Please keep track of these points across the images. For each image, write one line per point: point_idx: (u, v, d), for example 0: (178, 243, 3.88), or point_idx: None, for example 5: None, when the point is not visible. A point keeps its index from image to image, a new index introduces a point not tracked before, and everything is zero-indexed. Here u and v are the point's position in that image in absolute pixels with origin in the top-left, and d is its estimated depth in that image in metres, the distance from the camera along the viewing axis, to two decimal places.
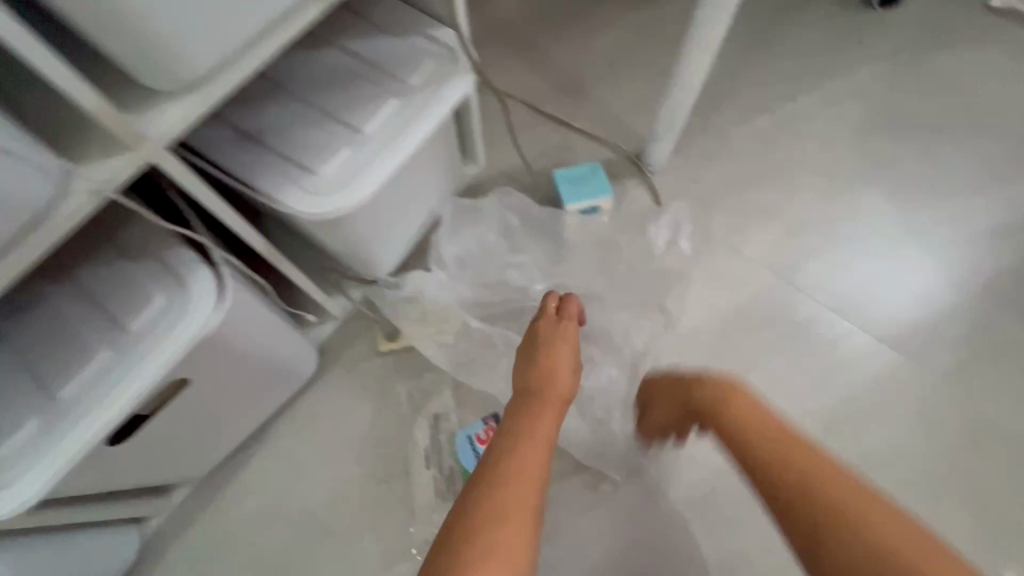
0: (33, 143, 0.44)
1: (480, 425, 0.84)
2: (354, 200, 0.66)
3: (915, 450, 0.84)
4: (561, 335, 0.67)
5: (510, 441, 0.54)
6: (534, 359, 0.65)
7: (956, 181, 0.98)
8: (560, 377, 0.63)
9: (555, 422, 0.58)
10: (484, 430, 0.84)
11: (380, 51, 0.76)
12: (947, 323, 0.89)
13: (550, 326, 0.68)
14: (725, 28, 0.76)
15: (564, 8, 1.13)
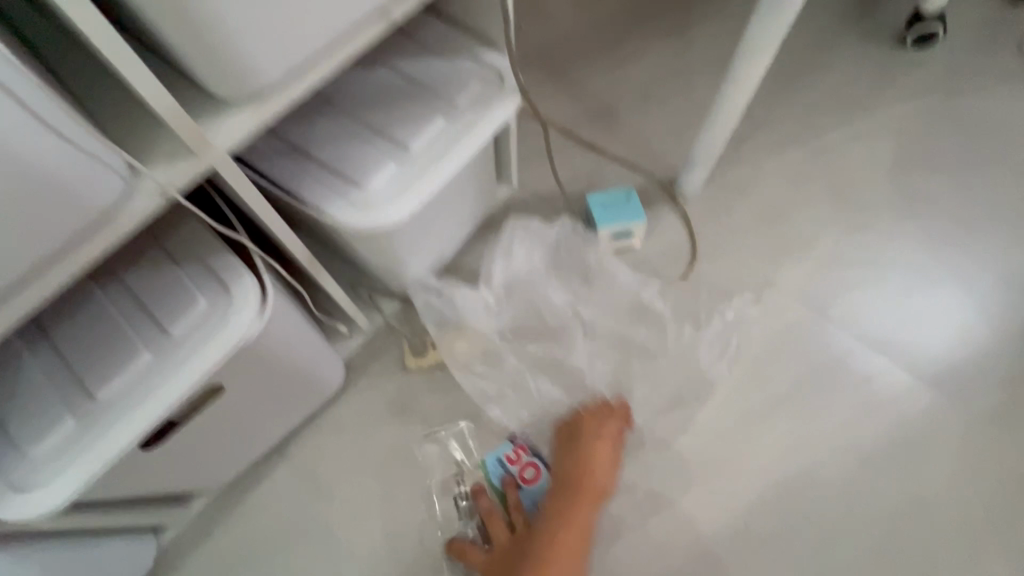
0: (102, 141, 0.43)
1: (508, 445, 0.85)
2: (401, 215, 0.64)
3: (957, 495, 0.80)
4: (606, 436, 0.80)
5: (552, 544, 0.72)
6: (579, 452, 0.79)
7: (992, 221, 0.98)
8: (598, 474, 0.78)
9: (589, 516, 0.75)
10: (513, 450, 0.84)
11: (424, 62, 0.73)
12: (987, 363, 0.87)
13: (596, 435, 0.80)
14: (767, 61, 0.77)
15: (602, 42, 1.19)
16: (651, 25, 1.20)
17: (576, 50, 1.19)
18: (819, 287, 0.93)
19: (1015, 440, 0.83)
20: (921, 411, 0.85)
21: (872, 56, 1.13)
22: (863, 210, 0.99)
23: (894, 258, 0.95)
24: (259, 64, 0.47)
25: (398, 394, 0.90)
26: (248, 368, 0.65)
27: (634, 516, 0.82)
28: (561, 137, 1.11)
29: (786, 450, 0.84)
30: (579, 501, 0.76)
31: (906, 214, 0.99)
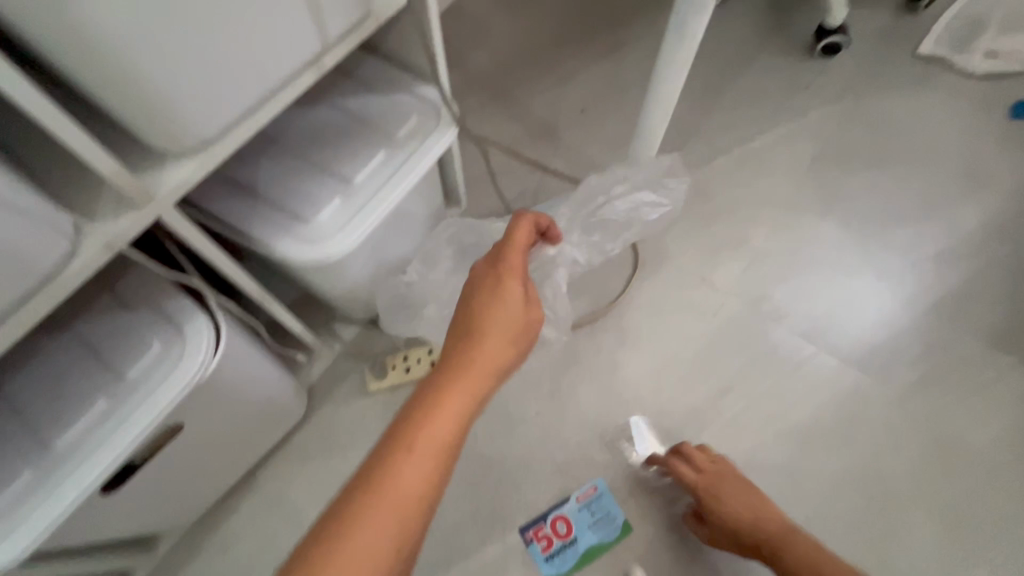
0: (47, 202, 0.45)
1: (535, 542, 0.85)
2: (346, 248, 0.67)
3: (883, 466, 0.88)
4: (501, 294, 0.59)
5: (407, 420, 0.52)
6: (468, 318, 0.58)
7: (901, 210, 1.07)
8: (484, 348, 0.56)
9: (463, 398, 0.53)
10: (541, 540, 0.85)
11: (362, 99, 0.77)
12: (902, 341, 0.96)
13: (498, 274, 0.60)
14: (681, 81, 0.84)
15: (539, 65, 1.26)
16: (585, 45, 1.27)
17: (515, 73, 1.25)
18: (752, 283, 1.01)
19: (934, 408, 0.91)
20: (848, 390, 0.92)
21: (786, 67, 1.23)
22: (788, 208, 1.08)
23: (819, 251, 1.03)
24: (196, 118, 0.50)
25: (362, 416, 0.92)
26: (207, 406, 0.67)
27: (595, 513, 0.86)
28: (506, 157, 1.16)
29: (731, 437, 0.90)
30: (486, 285, 0.59)
31: (827, 210, 1.08)
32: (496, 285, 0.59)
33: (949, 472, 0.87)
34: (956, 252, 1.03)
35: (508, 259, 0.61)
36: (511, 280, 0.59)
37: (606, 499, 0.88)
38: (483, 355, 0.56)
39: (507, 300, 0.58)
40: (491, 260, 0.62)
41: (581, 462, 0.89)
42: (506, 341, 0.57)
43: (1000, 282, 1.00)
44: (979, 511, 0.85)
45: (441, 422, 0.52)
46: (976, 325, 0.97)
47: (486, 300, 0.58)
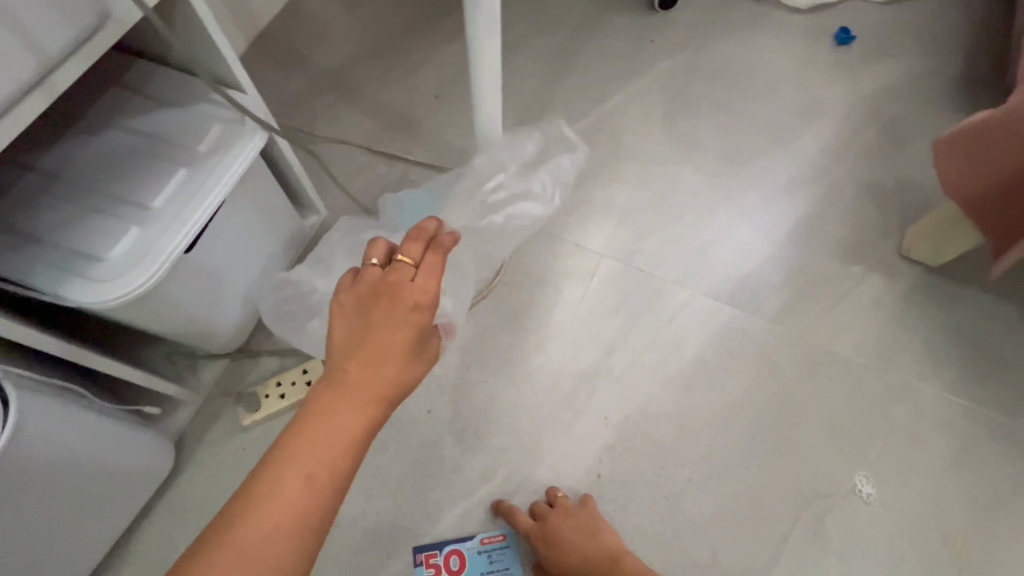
0: None
1: (422, 569, 0.81)
2: (148, 282, 0.61)
3: (762, 392, 0.92)
4: (398, 322, 0.53)
5: (289, 453, 0.48)
6: (362, 339, 0.52)
7: (751, 147, 1.12)
8: (376, 376, 0.51)
9: (353, 432, 0.50)
10: (429, 567, 0.81)
11: (152, 115, 0.70)
12: (766, 270, 1.00)
13: (406, 299, 0.54)
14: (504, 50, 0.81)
15: (385, 56, 1.21)
16: (430, 29, 1.23)
17: (362, 67, 1.20)
18: (623, 242, 1.02)
19: (801, 329, 0.96)
20: (725, 328, 0.95)
21: (630, 24, 1.24)
22: (649, 163, 1.09)
23: (681, 198, 1.06)
24: None
25: (240, 455, 0.86)
26: (14, 490, 0.59)
27: (498, 499, 0.85)
28: (364, 154, 1.11)
29: (622, 394, 0.91)
30: (391, 312, 0.53)
31: (684, 158, 1.10)
32: (401, 319, 0.53)
33: (822, 384, 0.92)
34: (803, 178, 1.08)
35: (415, 292, 0.54)
36: (418, 316, 0.53)
37: (512, 549, 0.83)
38: (377, 380, 0.51)
39: (411, 340, 0.53)
40: (398, 289, 0.54)
41: (479, 453, 0.88)
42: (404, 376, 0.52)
43: (845, 201, 1.06)
44: (851, 414, 0.91)
45: (325, 457, 0.48)
46: (829, 244, 1.02)
47: (387, 338, 0.52)
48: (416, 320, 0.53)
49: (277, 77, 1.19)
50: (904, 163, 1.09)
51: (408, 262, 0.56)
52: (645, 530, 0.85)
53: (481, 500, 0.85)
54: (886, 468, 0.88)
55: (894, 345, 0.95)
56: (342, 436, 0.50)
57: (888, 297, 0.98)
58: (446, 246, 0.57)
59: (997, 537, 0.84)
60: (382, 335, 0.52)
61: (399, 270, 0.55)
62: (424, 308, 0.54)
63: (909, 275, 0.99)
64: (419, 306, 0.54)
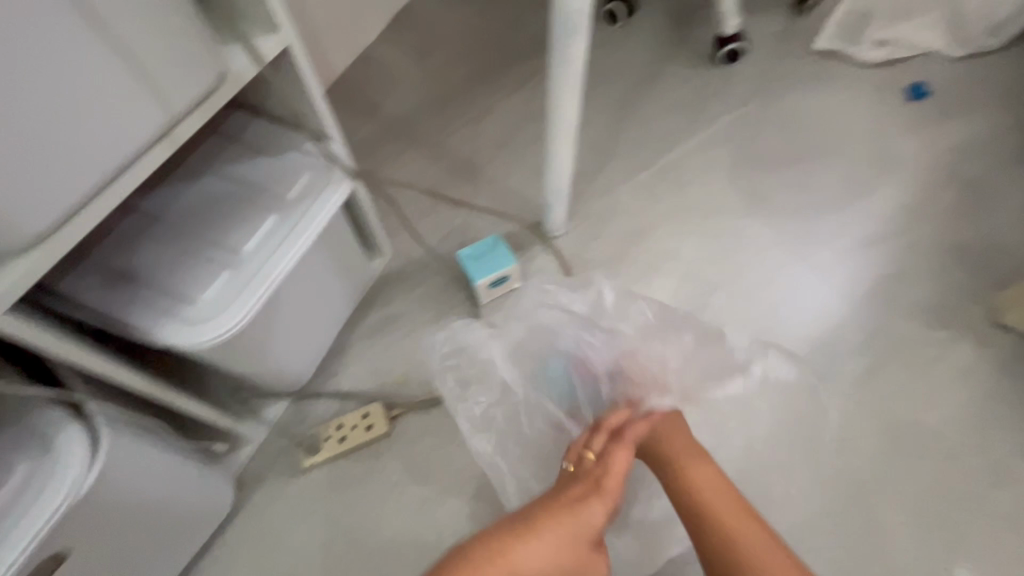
0: None
1: None
2: (235, 327, 0.62)
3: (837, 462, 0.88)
4: (577, 511, 0.61)
5: None
6: (534, 513, 0.61)
7: (821, 202, 1.09)
8: (527, 556, 0.57)
9: None
10: None
11: (246, 163, 0.73)
12: (844, 332, 0.96)
13: (584, 492, 0.63)
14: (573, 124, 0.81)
15: (450, 104, 1.25)
16: (496, 79, 1.27)
17: (429, 115, 1.24)
18: (687, 297, 1.02)
19: (883, 398, 0.90)
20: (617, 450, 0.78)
21: (692, 77, 1.25)
22: (714, 217, 1.08)
23: (749, 254, 1.04)
24: (22, 211, 0.46)
25: (299, 498, 0.85)
26: (92, 531, 0.59)
27: None
28: (428, 198, 1.13)
29: None
30: (571, 496, 0.63)
31: (751, 213, 1.08)
32: (577, 505, 0.62)
33: (906, 456, 0.86)
34: (878, 236, 1.04)
35: (601, 482, 0.64)
36: (593, 511, 0.62)
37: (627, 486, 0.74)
38: (526, 552, 0.58)
39: (585, 531, 0.61)
40: (592, 472, 0.65)
41: None
42: (551, 566, 0.58)
43: (929, 262, 1.01)
44: (946, 495, 0.84)
45: None
46: (912, 307, 0.97)
47: (568, 513, 0.61)
48: (592, 509, 0.62)
49: (349, 124, 1.24)
50: (992, 224, 1.03)
51: (595, 456, 0.67)
52: None
53: None
54: (990, 559, 0.79)
55: (992, 421, 0.87)
56: None
57: (982, 367, 0.91)
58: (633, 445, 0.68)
59: None
60: (559, 512, 0.61)
61: (592, 462, 0.67)
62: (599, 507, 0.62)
63: (1004, 342, 0.92)
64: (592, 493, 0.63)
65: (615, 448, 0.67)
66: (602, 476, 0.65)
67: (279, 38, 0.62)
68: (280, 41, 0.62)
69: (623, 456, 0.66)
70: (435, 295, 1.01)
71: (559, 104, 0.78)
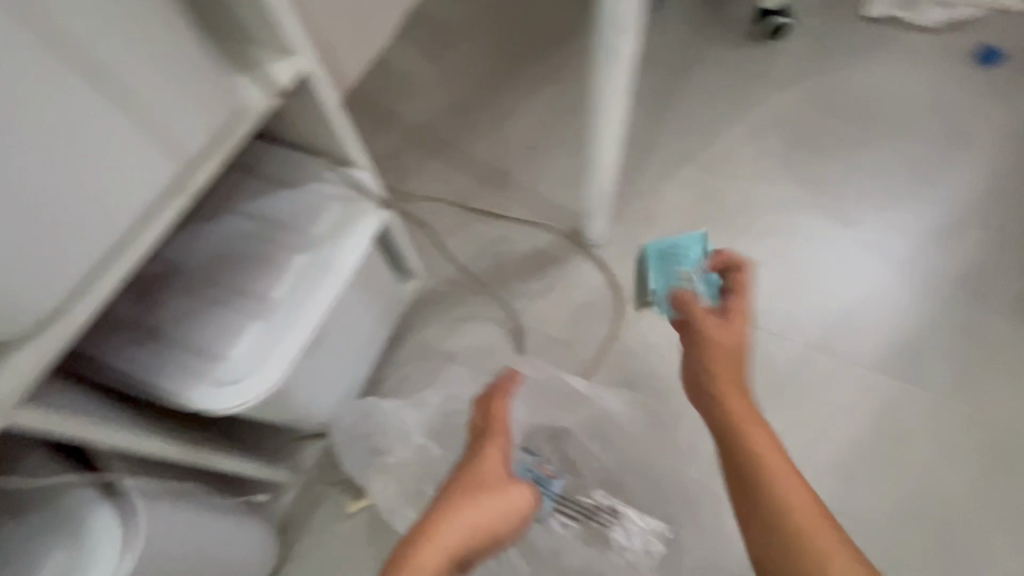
0: None
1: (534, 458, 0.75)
2: (269, 384, 0.58)
3: (937, 473, 0.84)
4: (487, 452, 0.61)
5: None
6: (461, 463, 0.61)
7: (886, 190, 1.00)
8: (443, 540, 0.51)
9: None
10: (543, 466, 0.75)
11: (272, 198, 0.67)
12: (926, 331, 0.90)
13: (482, 406, 0.68)
14: (618, 123, 0.73)
15: (473, 107, 1.17)
16: (518, 75, 1.19)
17: (452, 120, 1.17)
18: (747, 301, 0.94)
19: (973, 403, 0.86)
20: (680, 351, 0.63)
21: (733, 56, 1.13)
22: (769, 213, 1.00)
23: (812, 250, 0.97)
24: (22, 292, 0.41)
25: (347, 543, 0.82)
26: None
27: None
28: (458, 210, 1.07)
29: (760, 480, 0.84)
30: (491, 450, 0.61)
31: (808, 207, 1.00)
32: (494, 446, 0.62)
33: (1007, 469, 0.83)
34: (953, 226, 0.96)
35: (500, 406, 0.68)
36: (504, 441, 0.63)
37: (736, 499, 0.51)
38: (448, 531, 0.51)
39: (507, 490, 0.57)
40: (500, 406, 0.68)
41: None
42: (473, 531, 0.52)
43: (1007, 248, 0.94)
44: None
45: None
46: (990, 301, 0.91)
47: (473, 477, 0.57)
48: (495, 447, 0.62)
49: (366, 138, 1.18)
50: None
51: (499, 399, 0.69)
52: None
53: None
54: None
55: None
56: None
57: None
58: (504, 388, 0.71)
59: None
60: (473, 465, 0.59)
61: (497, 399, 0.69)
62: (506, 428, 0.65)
63: None
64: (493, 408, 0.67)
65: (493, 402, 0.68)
66: (501, 409, 0.68)
67: (290, 63, 0.56)
68: (292, 67, 0.56)
69: (504, 404, 0.68)
70: (474, 316, 0.97)
71: (605, 109, 0.71)
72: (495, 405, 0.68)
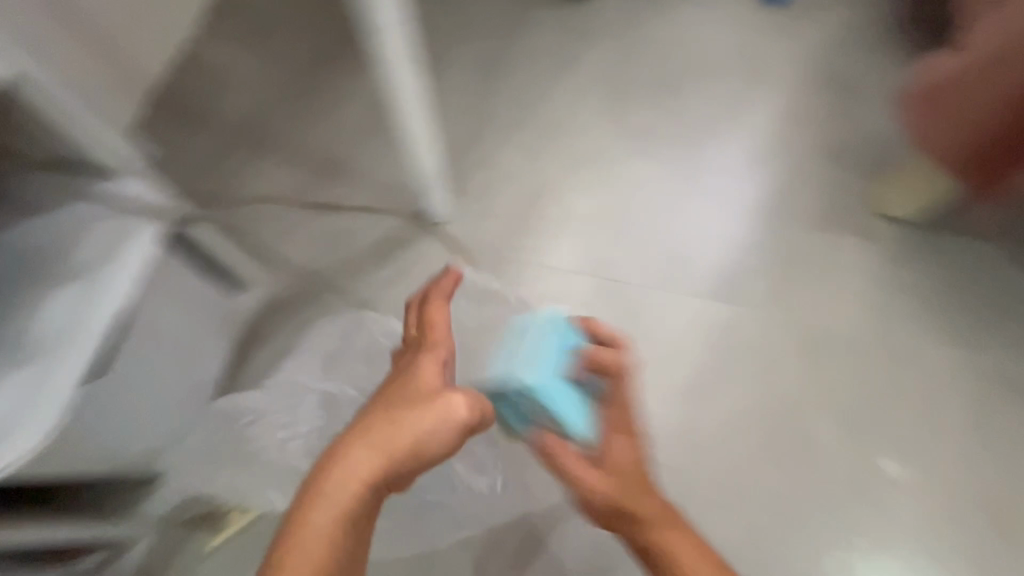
0: None
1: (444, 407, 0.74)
2: (35, 442, 0.51)
3: (773, 385, 0.88)
4: (422, 363, 0.58)
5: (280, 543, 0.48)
6: (399, 373, 0.58)
7: (706, 127, 1.04)
8: (352, 465, 0.50)
9: (337, 511, 0.49)
10: None
11: (18, 230, 0.58)
12: (752, 254, 0.95)
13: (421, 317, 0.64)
14: (415, 94, 0.73)
15: (293, 92, 1.08)
16: (337, 51, 1.09)
17: (272, 110, 1.07)
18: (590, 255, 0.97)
19: (798, 311, 0.91)
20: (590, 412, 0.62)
21: (556, 15, 1.13)
22: (602, 167, 1.03)
23: (643, 194, 1.00)
24: None
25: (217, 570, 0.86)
26: None
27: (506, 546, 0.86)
28: (292, 208, 1.01)
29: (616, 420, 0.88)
30: (422, 361, 0.58)
31: (639, 154, 1.03)
32: (423, 359, 0.58)
33: (832, 368, 0.88)
34: (768, 151, 1.01)
35: (433, 313, 0.63)
36: (438, 350, 0.59)
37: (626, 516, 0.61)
38: (357, 455, 0.50)
39: (425, 407, 0.53)
40: (433, 315, 0.62)
41: None
42: (394, 447, 0.51)
43: (819, 167, 0.99)
44: (870, 395, 0.87)
45: (304, 545, 0.47)
46: (806, 216, 0.96)
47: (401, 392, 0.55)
48: (427, 359, 0.58)
49: (178, 140, 1.06)
50: (878, 111, 1.01)
51: (430, 305, 0.64)
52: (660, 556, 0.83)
53: (488, 550, 0.86)
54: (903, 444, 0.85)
55: (887, 310, 0.90)
56: (319, 521, 0.48)
57: (875, 261, 0.92)
58: (445, 292, 0.65)
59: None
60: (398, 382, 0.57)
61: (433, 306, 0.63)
62: (441, 336, 0.61)
63: (889, 232, 0.94)
64: (425, 317, 0.63)
65: (428, 305, 0.64)
66: (437, 315, 0.63)
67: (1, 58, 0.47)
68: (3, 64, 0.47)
69: (439, 310, 0.63)
70: (327, 316, 0.93)
71: (396, 81, 0.70)
72: (431, 313, 0.62)
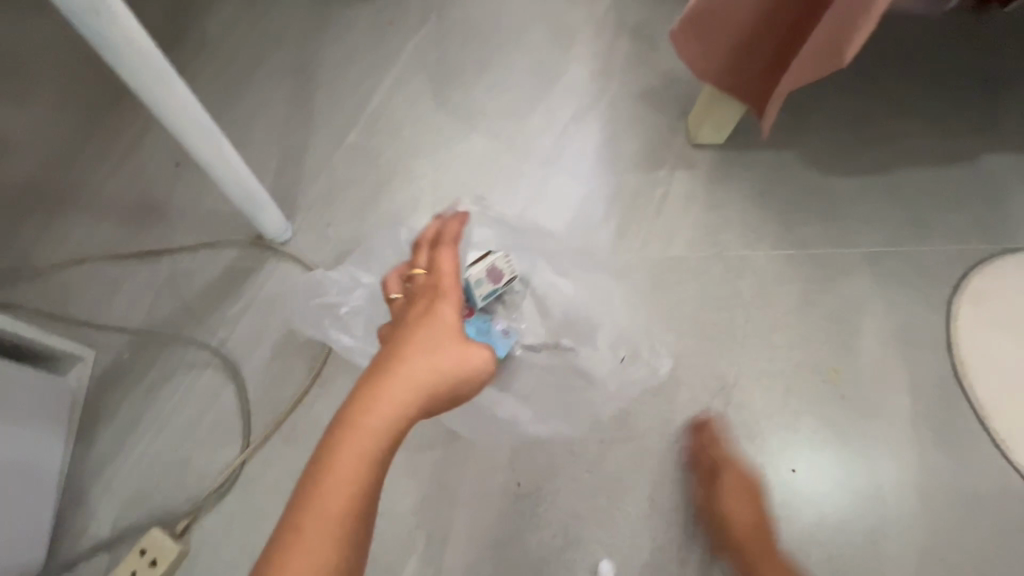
0: None
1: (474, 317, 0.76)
2: None
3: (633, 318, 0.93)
4: (439, 293, 0.56)
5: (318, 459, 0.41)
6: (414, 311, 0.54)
7: (527, 93, 1.08)
8: (405, 379, 0.46)
9: (385, 430, 0.43)
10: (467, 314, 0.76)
11: None
12: (591, 203, 1.00)
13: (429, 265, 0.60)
14: (191, 111, 0.68)
15: (86, 140, 0.98)
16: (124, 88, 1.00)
17: (66, 164, 0.97)
18: None
19: (641, 246, 0.98)
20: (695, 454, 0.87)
21: (360, 14, 1.13)
22: (437, 151, 1.03)
23: (482, 169, 1.02)
24: None
25: None
26: None
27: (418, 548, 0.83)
28: (113, 264, 0.91)
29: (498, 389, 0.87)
30: (437, 293, 0.55)
31: (469, 133, 1.04)
32: (444, 294, 0.55)
33: (681, 290, 0.95)
34: (588, 106, 1.07)
35: (444, 258, 0.59)
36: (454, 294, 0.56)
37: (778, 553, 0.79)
38: (408, 369, 0.47)
39: (465, 346, 0.50)
40: (443, 261, 0.59)
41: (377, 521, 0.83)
42: (436, 369, 0.48)
43: (633, 115, 1.06)
44: (718, 306, 0.94)
45: (343, 468, 0.40)
46: (632, 159, 1.03)
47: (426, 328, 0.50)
48: (451, 291, 0.56)
49: None
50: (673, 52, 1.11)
51: (440, 253, 0.60)
52: (566, 511, 0.84)
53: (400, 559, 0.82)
54: (757, 342, 0.92)
55: (716, 228, 0.98)
56: (369, 436, 0.42)
57: (695, 187, 1.01)
58: (453, 240, 0.62)
59: (864, 364, 0.91)
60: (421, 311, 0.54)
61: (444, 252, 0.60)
62: (453, 274, 0.58)
63: (703, 158, 1.03)
64: (434, 262, 0.60)
65: (440, 251, 0.61)
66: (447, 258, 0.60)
67: None
68: None
69: (451, 251, 0.61)
70: (177, 367, 0.86)
71: (159, 98, 0.65)
72: (440, 258, 0.59)
